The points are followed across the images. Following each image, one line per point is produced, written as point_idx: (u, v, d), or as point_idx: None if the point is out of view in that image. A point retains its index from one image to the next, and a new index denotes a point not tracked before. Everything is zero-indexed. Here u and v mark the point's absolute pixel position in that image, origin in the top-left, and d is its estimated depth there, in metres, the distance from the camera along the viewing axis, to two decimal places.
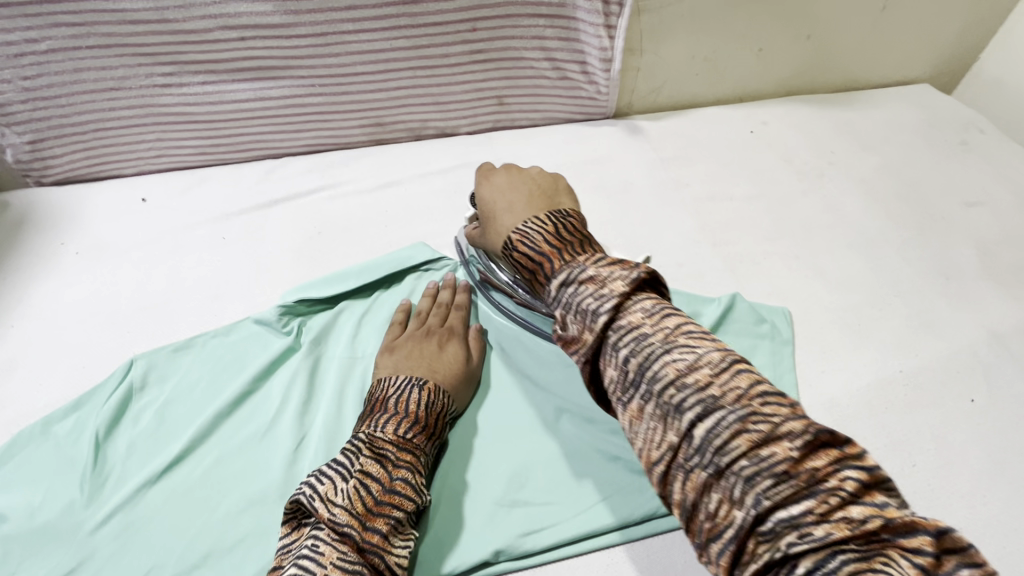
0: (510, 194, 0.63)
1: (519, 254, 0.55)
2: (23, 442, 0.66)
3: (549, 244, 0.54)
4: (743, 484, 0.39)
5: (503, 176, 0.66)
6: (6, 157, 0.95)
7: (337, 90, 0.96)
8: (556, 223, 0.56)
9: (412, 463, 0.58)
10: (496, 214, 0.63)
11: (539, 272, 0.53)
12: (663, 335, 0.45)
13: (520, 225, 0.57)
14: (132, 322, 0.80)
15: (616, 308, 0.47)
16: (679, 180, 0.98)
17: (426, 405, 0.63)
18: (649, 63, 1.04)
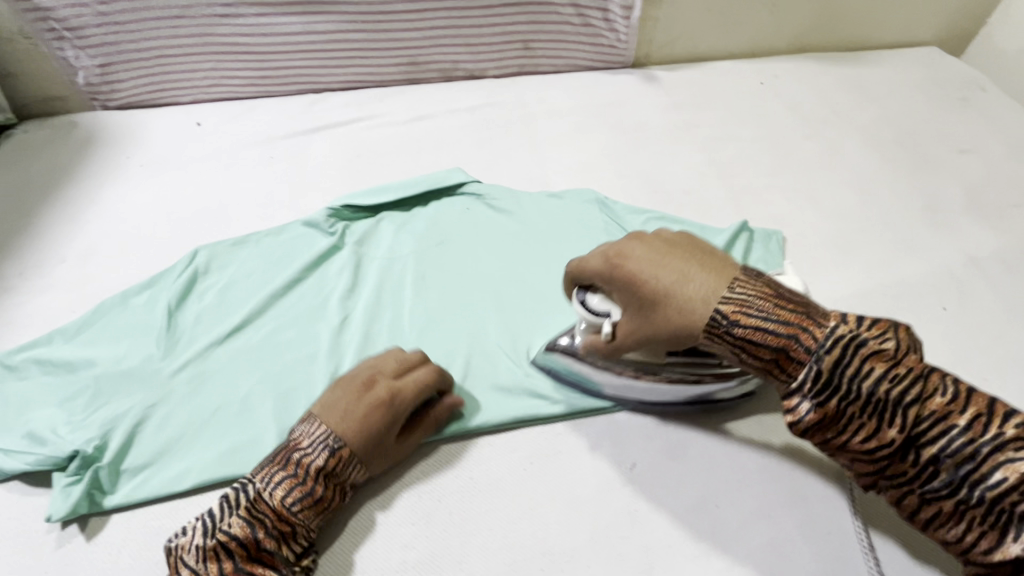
0: (670, 259, 0.56)
1: (744, 330, 0.51)
2: (105, 309, 0.76)
3: (783, 313, 0.51)
4: (1006, 516, 0.45)
5: (640, 246, 0.58)
6: (78, 79, 1.05)
7: (378, 28, 1.04)
8: (762, 285, 0.53)
9: (286, 529, 0.56)
10: (669, 292, 0.54)
11: (794, 347, 0.50)
12: (885, 363, 0.48)
13: (727, 292, 0.52)
14: (193, 222, 0.90)
15: (841, 337, 0.49)
16: (690, 121, 1.06)
17: (327, 475, 0.58)
18: (667, 15, 1.10)
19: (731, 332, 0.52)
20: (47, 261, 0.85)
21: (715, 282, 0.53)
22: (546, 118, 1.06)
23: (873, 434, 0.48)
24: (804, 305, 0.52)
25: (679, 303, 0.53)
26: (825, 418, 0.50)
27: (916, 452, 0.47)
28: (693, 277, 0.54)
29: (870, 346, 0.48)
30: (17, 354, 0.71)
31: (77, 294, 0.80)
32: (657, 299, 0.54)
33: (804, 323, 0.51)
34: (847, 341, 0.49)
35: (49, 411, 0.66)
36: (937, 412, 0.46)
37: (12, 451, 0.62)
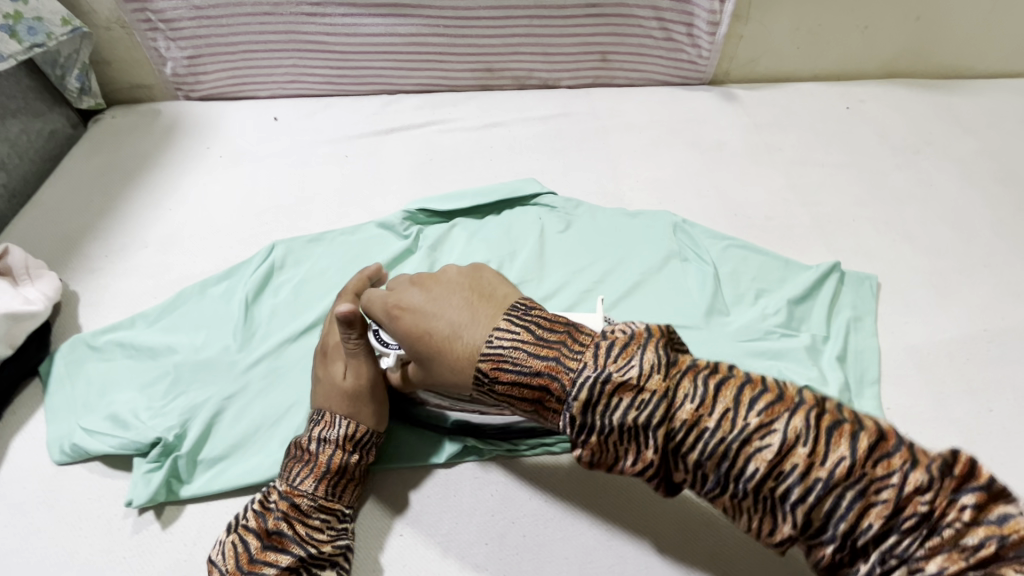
0: (439, 308, 0.52)
1: (503, 386, 0.48)
2: (185, 297, 0.77)
3: (535, 356, 0.47)
4: (773, 501, 0.41)
5: (415, 296, 0.55)
6: (166, 69, 1.08)
7: (458, 33, 1.04)
8: (533, 321, 0.50)
9: (293, 511, 0.56)
10: (448, 344, 0.51)
11: (547, 398, 0.47)
12: (632, 392, 0.43)
13: (487, 342, 0.49)
14: (270, 216, 0.91)
15: (588, 378, 0.44)
16: (772, 144, 1.02)
17: (322, 450, 0.58)
18: (752, 33, 1.07)
19: (495, 387, 0.49)
20: (129, 245, 0.87)
21: (482, 332, 0.49)
22: (621, 132, 1.04)
23: (644, 460, 0.43)
24: (568, 334, 0.48)
25: (452, 360, 0.50)
26: (595, 454, 0.45)
27: (683, 460, 0.43)
28: (468, 327, 0.50)
29: (614, 379, 0.43)
30: (100, 335, 0.73)
31: (160, 280, 0.82)
32: (436, 350, 0.51)
33: (564, 350, 0.47)
34: (592, 381, 0.44)
35: (130, 395, 0.68)
36: (689, 420, 0.43)
37: (98, 432, 0.63)
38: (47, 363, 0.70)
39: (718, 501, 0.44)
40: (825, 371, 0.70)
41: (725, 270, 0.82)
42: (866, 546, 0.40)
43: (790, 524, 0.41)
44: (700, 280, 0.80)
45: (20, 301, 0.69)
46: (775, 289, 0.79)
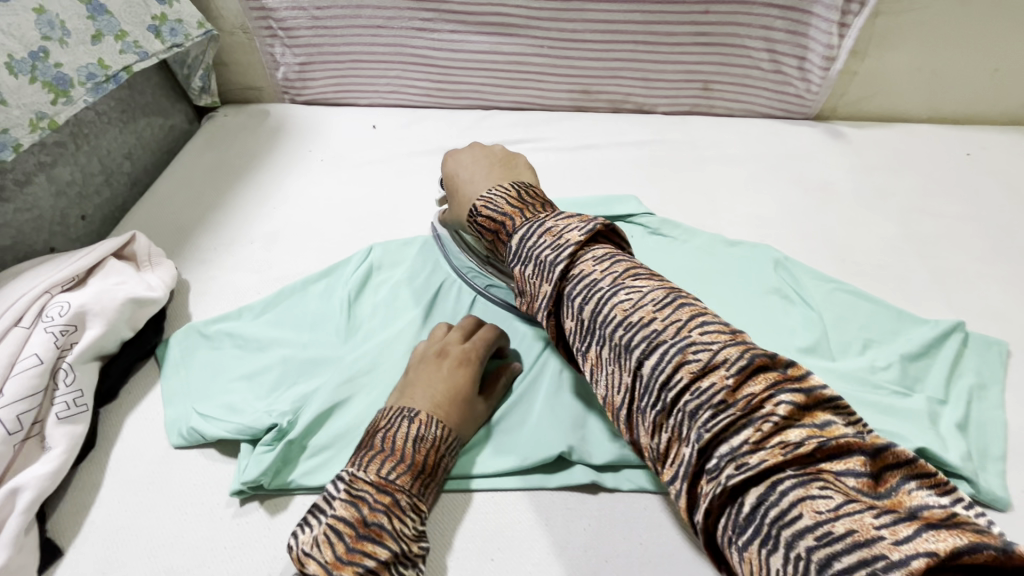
0: (473, 168, 0.76)
1: (484, 217, 0.67)
2: (288, 293, 0.81)
3: (509, 206, 0.65)
4: (684, 417, 0.45)
5: (467, 155, 0.79)
6: (278, 74, 1.14)
7: (561, 54, 1.04)
8: (516, 191, 0.67)
9: (393, 506, 0.53)
10: (463, 186, 0.75)
11: (501, 230, 0.65)
12: (556, 238, 0.57)
13: (485, 193, 0.69)
14: (368, 221, 0.94)
15: (566, 249, 0.55)
16: (884, 187, 0.97)
17: (414, 440, 0.58)
18: (868, 69, 1.02)
19: (474, 217, 0.69)
20: (236, 239, 0.91)
21: (488, 184, 0.73)
22: (720, 164, 1.01)
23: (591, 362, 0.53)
24: (534, 202, 0.66)
25: (459, 198, 0.75)
26: (521, 287, 0.59)
27: (628, 361, 0.48)
28: (478, 181, 0.74)
29: (552, 228, 0.58)
30: (212, 324, 0.77)
31: (265, 276, 0.85)
32: (454, 189, 0.76)
33: (521, 211, 0.64)
34: (546, 231, 0.58)
35: (239, 383, 0.70)
36: (644, 320, 0.48)
37: (211, 417, 0.66)
38: (163, 347, 0.74)
39: (605, 364, 0.51)
40: (946, 436, 0.64)
41: (830, 314, 0.76)
42: (746, 478, 0.41)
43: (690, 440, 0.44)
44: (802, 321, 0.76)
45: (144, 287, 0.73)
46: (886, 340, 0.74)
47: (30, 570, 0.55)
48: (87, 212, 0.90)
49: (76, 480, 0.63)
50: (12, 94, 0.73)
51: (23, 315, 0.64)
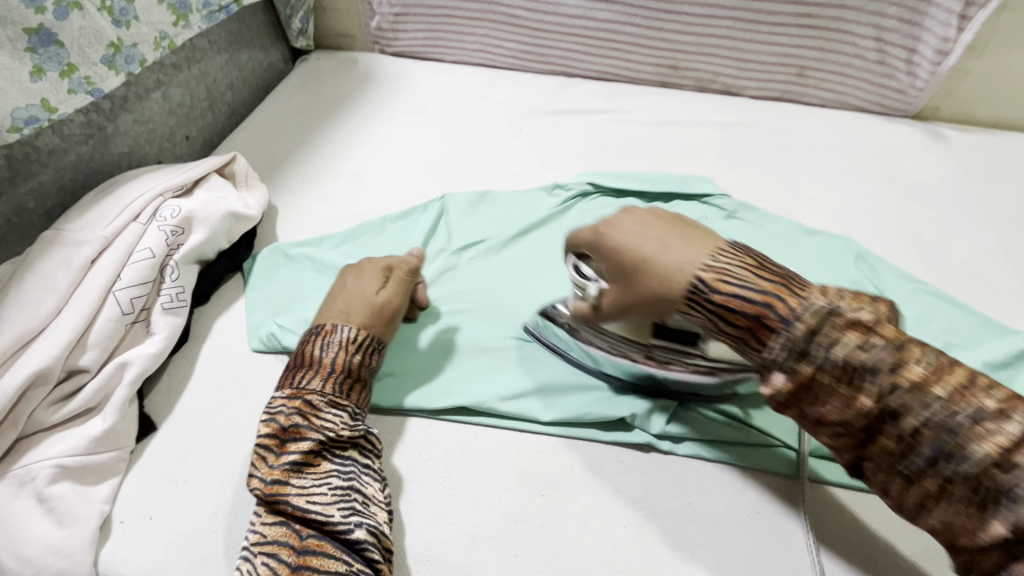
0: (644, 230, 0.52)
1: (722, 298, 0.47)
2: (365, 229, 0.85)
3: (762, 281, 0.47)
4: (885, 415, 0.43)
5: (626, 216, 0.54)
6: (372, 23, 1.18)
7: (655, 26, 1.03)
8: (741, 254, 0.49)
9: (304, 407, 0.58)
10: (649, 262, 0.50)
11: (767, 316, 0.46)
12: (861, 333, 0.44)
13: (708, 258, 0.48)
14: (446, 170, 0.96)
15: (817, 308, 0.44)
16: (983, 194, 0.91)
17: (321, 348, 0.62)
18: (983, 68, 0.96)
19: (708, 299, 0.47)
20: (322, 174, 0.96)
21: (692, 254, 0.49)
22: (805, 153, 0.98)
23: (798, 371, 0.45)
24: (783, 275, 0.48)
25: (656, 274, 0.49)
26: (797, 387, 0.45)
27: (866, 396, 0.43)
28: (673, 250, 0.49)
29: (846, 316, 0.44)
30: (295, 247, 0.81)
31: (346, 210, 0.89)
32: (635, 265, 0.50)
33: (781, 291, 0.46)
34: (821, 309, 0.44)
35: (317, 303, 0.75)
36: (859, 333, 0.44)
37: (291, 328, 0.71)
38: (250, 262, 0.79)
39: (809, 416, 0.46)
40: None
41: (909, 313, 0.74)
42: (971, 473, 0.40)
43: (891, 437, 0.43)
44: None
45: (241, 203, 0.78)
46: (970, 346, 0.70)
47: (130, 436, 0.61)
48: (190, 133, 0.96)
49: (171, 369, 0.69)
50: (143, 12, 0.78)
51: (140, 213, 0.70)
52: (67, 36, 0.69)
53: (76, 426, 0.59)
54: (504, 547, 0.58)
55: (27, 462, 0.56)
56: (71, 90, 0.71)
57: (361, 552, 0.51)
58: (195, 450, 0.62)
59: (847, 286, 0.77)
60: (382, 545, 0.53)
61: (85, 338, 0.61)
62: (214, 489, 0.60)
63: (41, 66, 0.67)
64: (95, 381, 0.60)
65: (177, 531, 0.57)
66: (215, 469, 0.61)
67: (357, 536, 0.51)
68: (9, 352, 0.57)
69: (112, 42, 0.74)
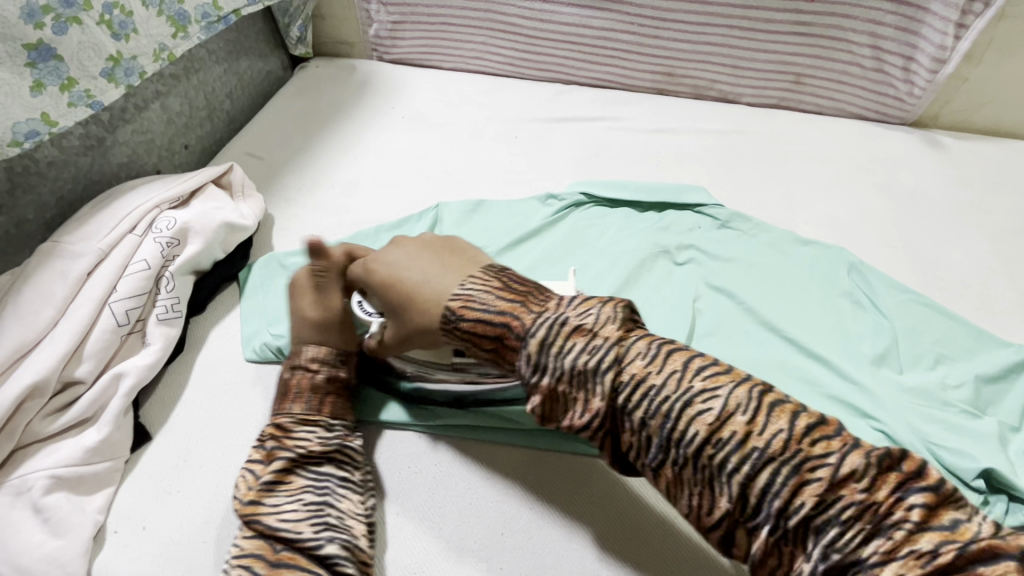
0: (414, 262, 0.63)
1: (466, 322, 0.56)
2: (360, 238, 0.85)
3: (502, 302, 0.56)
4: (773, 522, 0.43)
5: (396, 252, 0.66)
6: (371, 30, 1.18)
7: (650, 33, 1.03)
8: (496, 280, 0.59)
9: (279, 431, 0.61)
10: (415, 289, 0.61)
11: (507, 336, 0.54)
12: (586, 338, 0.51)
13: (459, 288, 0.58)
14: (441, 178, 0.97)
15: (547, 317, 0.53)
16: (980, 203, 0.91)
17: (296, 372, 0.64)
18: (981, 75, 0.96)
19: (458, 326, 0.57)
20: (318, 182, 0.96)
21: (451, 282, 0.59)
22: (800, 161, 0.98)
23: (662, 450, 0.48)
24: (528, 290, 0.57)
25: (418, 302, 0.60)
26: (591, 418, 0.50)
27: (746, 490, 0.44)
28: (434, 281, 0.60)
29: (572, 324, 0.52)
30: (290, 257, 0.81)
31: (342, 219, 0.90)
32: (408, 303, 0.61)
33: (518, 309, 0.55)
34: (553, 320, 0.52)
35: None
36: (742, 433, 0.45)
37: (284, 337, 0.71)
38: (246, 272, 0.79)
39: (664, 474, 0.48)
40: (1017, 462, 0.61)
41: (902, 325, 0.73)
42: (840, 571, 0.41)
43: (761, 537, 0.44)
44: (871, 328, 0.73)
45: (237, 214, 0.78)
46: (963, 360, 0.70)
47: (125, 446, 0.62)
48: (189, 142, 0.97)
49: (166, 378, 0.70)
50: (142, 24, 0.79)
51: (136, 224, 0.71)
52: (66, 50, 0.70)
53: (72, 437, 0.60)
54: (491, 561, 0.59)
55: (23, 471, 0.57)
56: (72, 103, 0.72)
57: (331, 567, 0.51)
58: (189, 460, 0.63)
59: (840, 296, 0.77)
60: (356, 558, 0.54)
61: (81, 349, 0.62)
62: (205, 499, 0.60)
63: (42, 81, 0.68)
64: (91, 392, 0.61)
65: (169, 541, 0.58)
66: (207, 478, 0.62)
67: (329, 551, 0.52)
68: (7, 364, 0.59)
69: (111, 54, 0.75)
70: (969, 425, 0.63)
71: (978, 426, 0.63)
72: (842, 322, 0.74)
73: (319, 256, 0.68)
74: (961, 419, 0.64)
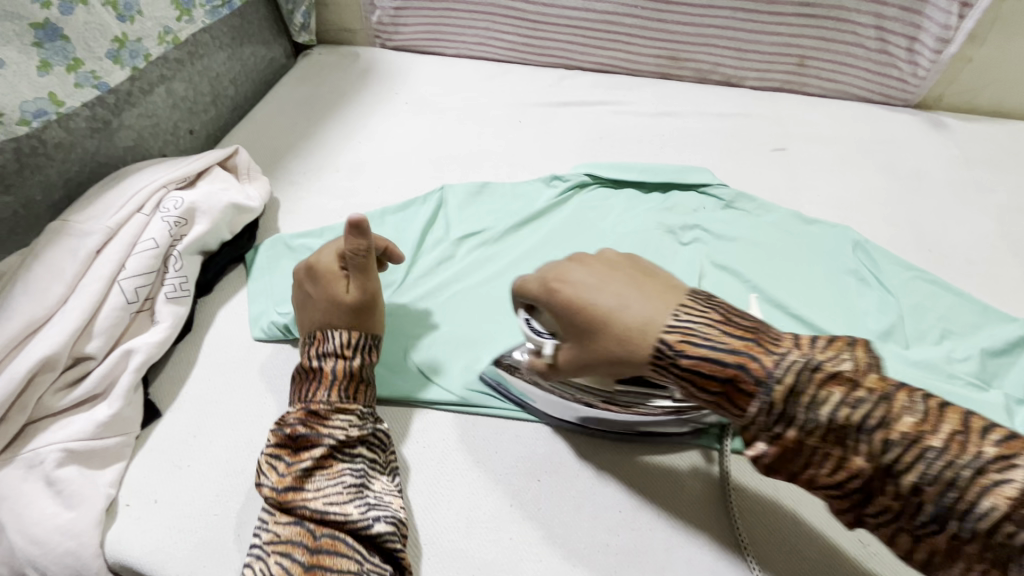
0: (607, 286, 0.50)
1: (688, 360, 0.44)
2: (364, 221, 0.85)
3: (734, 338, 0.44)
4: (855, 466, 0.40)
5: (588, 272, 0.53)
6: (373, 17, 1.18)
7: (654, 16, 1.03)
8: (715, 309, 0.46)
9: (309, 417, 0.58)
10: (612, 319, 0.48)
11: (741, 379, 0.42)
12: (767, 348, 0.43)
13: (672, 319, 0.46)
14: (446, 162, 0.97)
15: (795, 363, 0.41)
16: (984, 182, 0.91)
17: (319, 359, 0.61)
18: (986, 56, 0.96)
19: (681, 364, 0.45)
20: (323, 166, 0.97)
21: (659, 311, 0.47)
22: (804, 142, 0.98)
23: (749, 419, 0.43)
24: (753, 324, 0.45)
25: (618, 333, 0.47)
26: (708, 404, 0.45)
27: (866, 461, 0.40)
28: (634, 305, 0.48)
29: (587, 297, 0.50)
30: (297, 238, 0.82)
31: (347, 202, 0.90)
32: (596, 325, 0.49)
33: (755, 349, 0.43)
34: (801, 366, 0.41)
35: None
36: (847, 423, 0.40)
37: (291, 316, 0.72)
38: (251, 253, 0.80)
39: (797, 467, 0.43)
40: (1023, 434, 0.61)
41: (907, 301, 0.74)
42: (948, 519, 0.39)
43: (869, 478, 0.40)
44: (876, 304, 0.73)
45: (244, 195, 0.79)
46: (967, 334, 0.70)
47: (135, 422, 0.62)
48: (194, 127, 0.97)
49: (174, 357, 0.70)
50: (147, 8, 0.82)
51: (144, 204, 0.71)
52: (72, 30, 0.71)
53: (83, 412, 0.60)
54: (499, 531, 0.59)
55: (36, 445, 0.57)
56: (78, 84, 0.74)
57: (383, 543, 0.53)
58: (198, 435, 0.64)
59: (846, 274, 0.77)
60: (400, 533, 0.54)
61: (92, 325, 0.63)
62: (216, 473, 0.61)
63: (48, 61, 0.70)
64: (101, 368, 0.62)
65: (181, 514, 0.58)
66: (217, 453, 0.62)
67: (378, 529, 0.52)
68: (18, 340, 0.59)
69: (116, 36, 0.78)
70: (974, 396, 0.64)
71: (984, 397, 0.63)
72: (846, 299, 0.74)
73: (357, 237, 0.62)
74: (968, 392, 0.64)
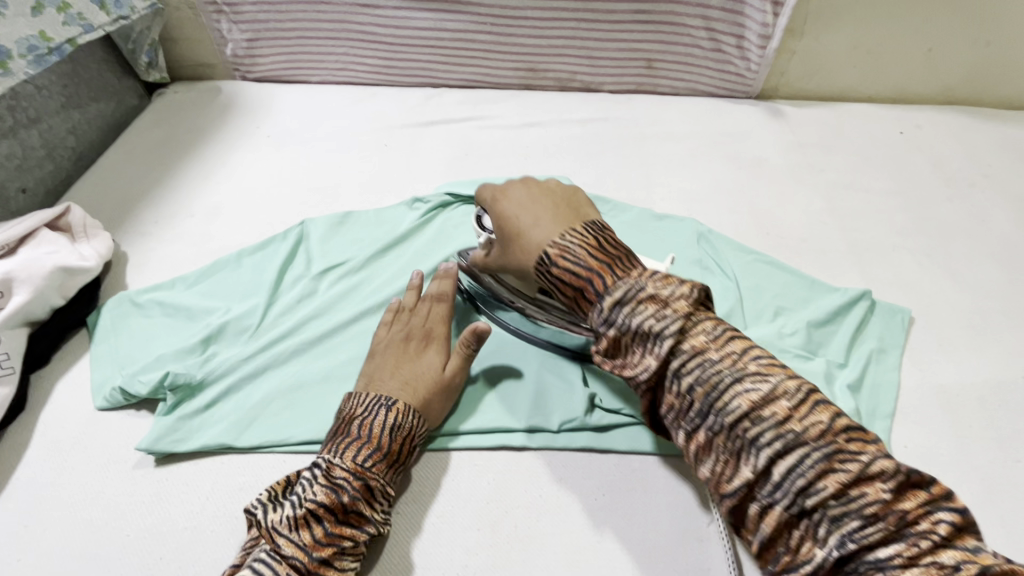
0: (532, 208, 0.60)
1: (561, 271, 0.54)
2: (222, 265, 0.82)
3: (594, 258, 0.53)
4: (740, 446, 0.44)
5: (520, 193, 0.63)
6: (227, 50, 1.15)
7: (505, 32, 1.05)
8: (593, 236, 0.55)
9: (368, 491, 0.56)
10: (521, 234, 0.59)
11: (587, 289, 0.52)
12: (656, 306, 0.49)
13: (557, 237, 0.56)
14: (310, 195, 0.95)
15: (637, 286, 0.50)
16: (815, 164, 0.99)
17: (392, 430, 0.59)
18: (806, 48, 1.04)
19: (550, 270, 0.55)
20: (177, 212, 0.92)
21: (554, 230, 0.57)
22: (658, 141, 1.03)
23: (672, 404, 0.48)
24: (620, 254, 0.54)
25: (523, 245, 0.58)
26: (703, 451, 0.46)
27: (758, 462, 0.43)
28: (541, 224, 0.58)
29: (650, 291, 0.49)
30: (143, 294, 0.78)
31: (201, 248, 0.87)
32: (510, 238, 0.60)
33: (605, 269, 0.52)
34: (641, 292, 0.50)
35: (167, 351, 0.72)
36: (781, 415, 0.43)
37: (133, 379, 0.68)
38: (93, 316, 0.75)
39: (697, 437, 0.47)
40: (839, 396, 0.67)
41: (747, 284, 0.79)
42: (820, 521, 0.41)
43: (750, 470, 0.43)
44: (720, 291, 0.78)
45: (75, 256, 0.74)
46: (795, 309, 0.76)
47: None
48: (28, 184, 0.91)
49: (3, 441, 0.65)
50: None
51: None
52: None
53: None
54: None
55: None
56: None
57: None
58: (31, 524, 0.59)
59: (694, 265, 0.81)
60: None
61: None
62: (50, 562, 0.57)
63: None
64: None
65: None
66: (52, 540, 0.58)
67: None
68: None
69: None
70: (800, 367, 0.69)
71: (814, 369, 0.69)
72: None
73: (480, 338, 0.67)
74: (799, 365, 0.69)
